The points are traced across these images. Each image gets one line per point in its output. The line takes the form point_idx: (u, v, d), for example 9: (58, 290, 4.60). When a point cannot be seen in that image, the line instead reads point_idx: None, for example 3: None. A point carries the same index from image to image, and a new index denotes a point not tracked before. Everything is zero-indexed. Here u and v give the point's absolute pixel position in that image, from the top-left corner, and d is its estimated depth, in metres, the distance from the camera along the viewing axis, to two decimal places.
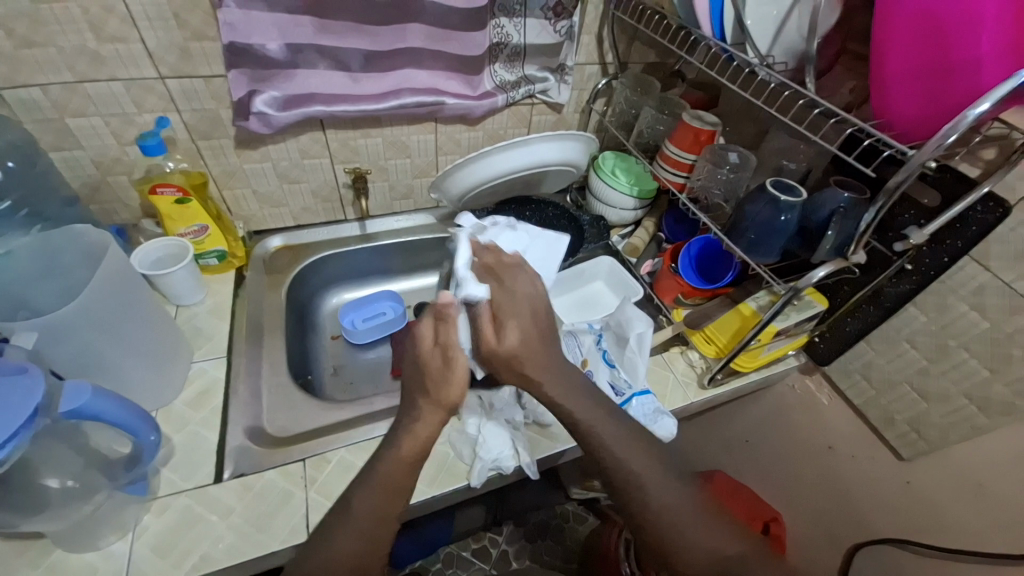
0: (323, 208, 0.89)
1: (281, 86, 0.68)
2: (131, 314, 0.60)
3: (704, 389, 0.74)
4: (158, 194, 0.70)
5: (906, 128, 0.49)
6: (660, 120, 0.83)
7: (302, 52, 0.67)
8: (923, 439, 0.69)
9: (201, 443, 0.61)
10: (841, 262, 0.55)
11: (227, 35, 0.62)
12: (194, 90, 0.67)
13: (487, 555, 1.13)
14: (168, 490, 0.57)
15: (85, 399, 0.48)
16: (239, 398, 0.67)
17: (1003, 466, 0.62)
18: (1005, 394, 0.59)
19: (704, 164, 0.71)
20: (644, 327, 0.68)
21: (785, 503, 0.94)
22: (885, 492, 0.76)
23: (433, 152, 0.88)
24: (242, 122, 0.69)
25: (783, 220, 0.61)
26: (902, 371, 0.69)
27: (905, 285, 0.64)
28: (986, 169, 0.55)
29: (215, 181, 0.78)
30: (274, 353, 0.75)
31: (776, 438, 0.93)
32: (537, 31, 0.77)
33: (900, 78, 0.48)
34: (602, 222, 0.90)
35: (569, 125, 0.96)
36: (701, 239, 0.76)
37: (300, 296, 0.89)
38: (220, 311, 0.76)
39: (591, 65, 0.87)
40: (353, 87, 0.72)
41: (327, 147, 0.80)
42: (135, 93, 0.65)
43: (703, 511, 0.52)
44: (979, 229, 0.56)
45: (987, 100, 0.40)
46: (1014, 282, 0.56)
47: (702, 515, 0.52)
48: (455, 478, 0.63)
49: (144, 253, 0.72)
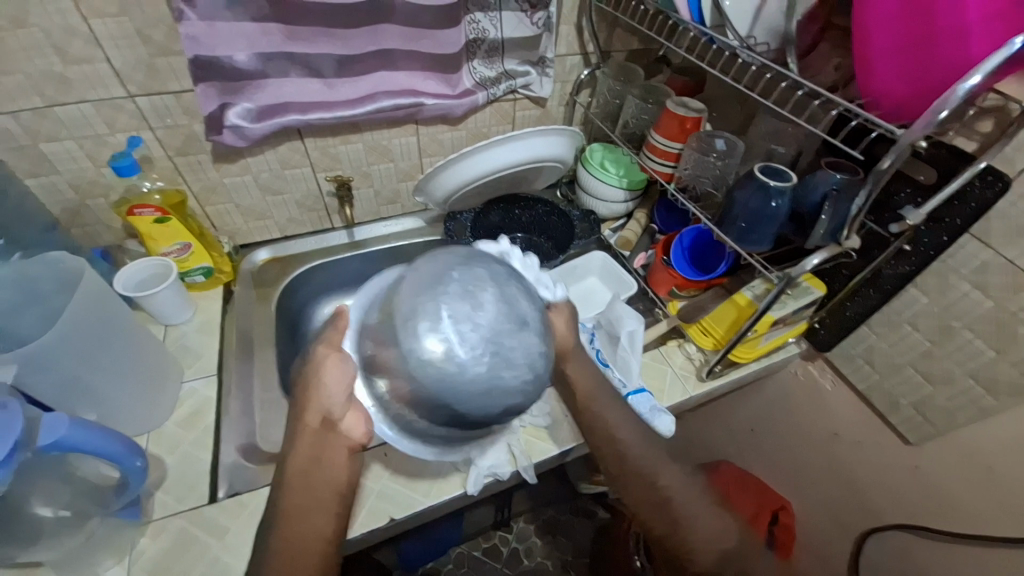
0: (309, 218, 0.88)
1: (253, 97, 0.67)
2: (109, 339, 0.60)
3: (703, 381, 0.73)
4: (137, 214, 0.69)
5: (893, 107, 0.48)
6: (645, 108, 0.81)
7: (273, 60, 0.65)
8: (929, 423, 0.67)
9: (193, 464, 0.61)
10: (835, 248, 0.53)
11: (190, 48, 0.60)
12: (165, 106, 0.66)
13: (498, 554, 1.13)
14: (163, 512, 0.57)
15: (63, 432, 0.47)
16: (231, 415, 0.67)
17: (1015, 448, 0.60)
18: (1013, 374, 0.57)
19: (691, 152, 0.69)
20: (635, 324, 0.67)
21: (794, 490, 0.93)
22: (894, 477, 0.75)
23: (416, 154, 0.86)
24: (216, 136, 0.68)
25: (775, 206, 0.59)
26: (905, 354, 0.67)
27: (905, 266, 0.62)
28: (981, 143, 0.52)
29: (195, 197, 0.77)
30: (265, 367, 0.75)
31: (782, 426, 0.92)
32: (513, 24, 0.75)
33: (885, 55, 0.46)
34: (592, 215, 0.87)
35: (554, 118, 0.94)
36: (692, 229, 0.75)
37: (291, 307, 0.88)
38: (208, 328, 0.75)
39: (572, 56, 0.85)
40: (328, 94, 0.71)
41: (307, 156, 0.79)
42: (106, 113, 0.64)
43: (690, 492, 0.53)
44: (978, 206, 0.54)
45: (978, 71, 0.38)
46: (1017, 258, 0.54)
47: (688, 496, 0.52)
48: (451, 486, 0.62)
49: (127, 275, 0.71)
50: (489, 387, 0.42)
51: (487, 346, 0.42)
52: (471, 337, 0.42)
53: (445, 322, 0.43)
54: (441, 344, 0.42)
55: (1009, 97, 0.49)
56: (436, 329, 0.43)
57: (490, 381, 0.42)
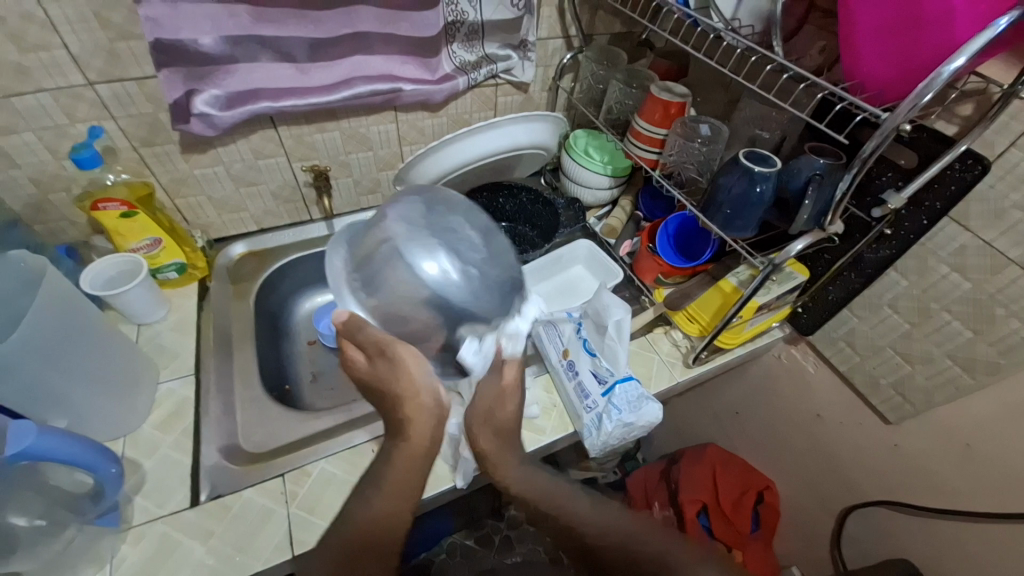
0: (286, 210, 0.85)
1: (222, 83, 0.64)
2: (76, 342, 0.57)
3: (689, 367, 0.73)
4: (101, 209, 0.67)
5: (878, 90, 0.48)
6: (629, 93, 0.79)
7: (242, 44, 0.62)
8: (908, 402, 0.69)
9: (173, 467, 0.59)
10: (819, 233, 0.54)
11: (151, 32, 0.57)
12: (128, 94, 0.62)
13: (490, 543, 1.14)
14: (143, 517, 0.55)
15: (31, 440, 0.45)
16: (211, 416, 0.65)
17: (991, 425, 0.61)
18: (990, 354, 0.58)
19: (676, 138, 0.68)
20: (622, 313, 0.64)
21: (778, 471, 0.95)
22: (874, 455, 0.77)
23: (396, 142, 0.84)
24: (183, 125, 0.65)
25: (759, 191, 0.58)
26: (885, 336, 0.69)
27: (885, 250, 0.62)
28: (962, 126, 0.53)
29: (165, 190, 0.73)
30: (245, 365, 0.73)
31: (765, 409, 0.94)
32: (493, 6, 0.73)
33: (870, 37, 0.46)
34: (577, 203, 0.87)
35: (537, 104, 0.92)
36: (677, 216, 0.75)
37: (270, 303, 0.85)
38: (183, 327, 0.72)
39: (554, 39, 0.83)
40: (301, 79, 0.68)
41: (281, 145, 0.76)
42: (65, 103, 0.60)
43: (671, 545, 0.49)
44: (958, 188, 0.54)
45: (963, 54, 0.37)
46: (995, 241, 0.55)
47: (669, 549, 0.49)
48: (441, 480, 0.62)
49: (95, 273, 0.68)
50: (500, 287, 0.52)
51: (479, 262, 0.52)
52: (466, 256, 0.51)
53: (436, 254, 0.50)
54: (444, 273, 0.50)
55: (991, 78, 0.49)
56: (433, 263, 0.50)
57: (498, 282, 0.52)
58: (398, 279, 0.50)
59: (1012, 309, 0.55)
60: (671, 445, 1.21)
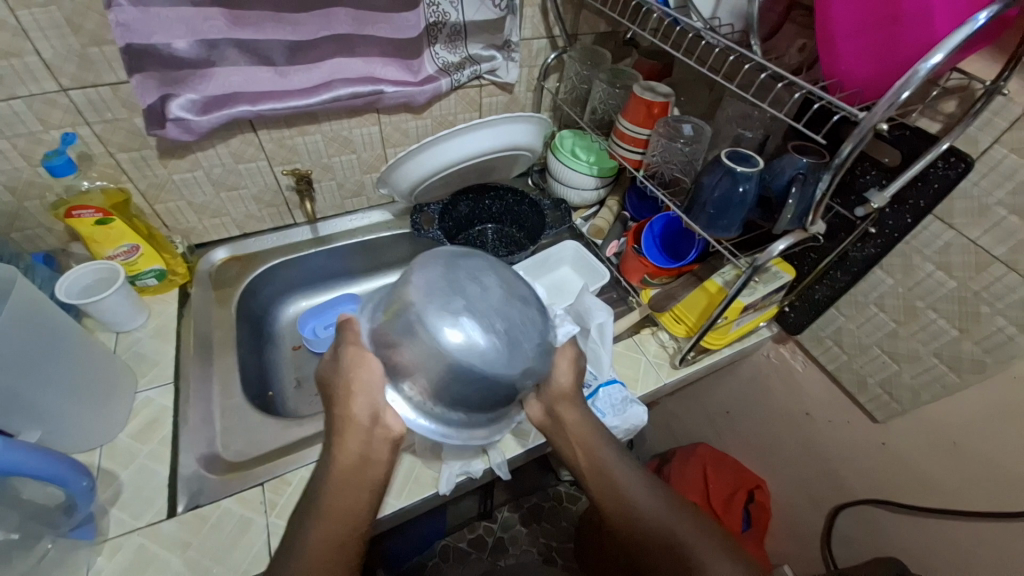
0: (269, 214, 0.85)
1: (198, 87, 0.63)
2: (52, 352, 0.56)
3: (676, 369, 0.73)
4: (76, 217, 0.65)
5: (858, 88, 0.47)
6: (613, 94, 0.78)
7: (218, 47, 0.61)
8: (896, 401, 0.69)
9: (152, 477, 0.58)
10: (801, 233, 0.53)
11: (122, 36, 0.55)
12: (102, 99, 0.61)
13: (484, 545, 1.13)
14: (119, 530, 0.54)
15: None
16: (190, 425, 0.64)
17: (976, 424, 0.61)
18: (976, 352, 0.58)
19: (658, 138, 0.67)
20: (604, 316, 0.66)
21: (769, 471, 0.95)
22: (862, 454, 0.77)
23: (380, 145, 0.83)
24: (158, 130, 0.63)
25: (742, 191, 0.58)
26: (872, 335, 0.68)
27: (870, 249, 0.62)
28: (946, 123, 0.52)
29: (143, 195, 0.72)
30: (226, 372, 0.72)
31: (756, 408, 0.93)
32: (475, 6, 0.72)
33: (849, 33, 0.45)
34: (564, 204, 0.85)
35: (522, 105, 0.91)
36: (662, 217, 0.74)
37: (252, 307, 0.85)
38: (163, 334, 0.71)
39: (538, 39, 0.82)
40: (280, 82, 0.67)
41: (262, 149, 0.75)
42: (37, 109, 0.59)
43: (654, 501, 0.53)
44: (942, 185, 0.54)
45: (941, 50, 0.37)
46: (979, 238, 0.54)
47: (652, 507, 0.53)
48: (424, 487, 0.60)
49: (70, 281, 0.67)
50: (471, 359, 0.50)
51: (513, 321, 0.51)
52: (482, 308, 0.50)
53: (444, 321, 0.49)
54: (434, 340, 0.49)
55: (972, 75, 0.49)
56: (457, 329, 0.49)
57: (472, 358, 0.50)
58: (416, 335, 0.49)
59: (997, 307, 0.54)
60: (663, 444, 1.21)
